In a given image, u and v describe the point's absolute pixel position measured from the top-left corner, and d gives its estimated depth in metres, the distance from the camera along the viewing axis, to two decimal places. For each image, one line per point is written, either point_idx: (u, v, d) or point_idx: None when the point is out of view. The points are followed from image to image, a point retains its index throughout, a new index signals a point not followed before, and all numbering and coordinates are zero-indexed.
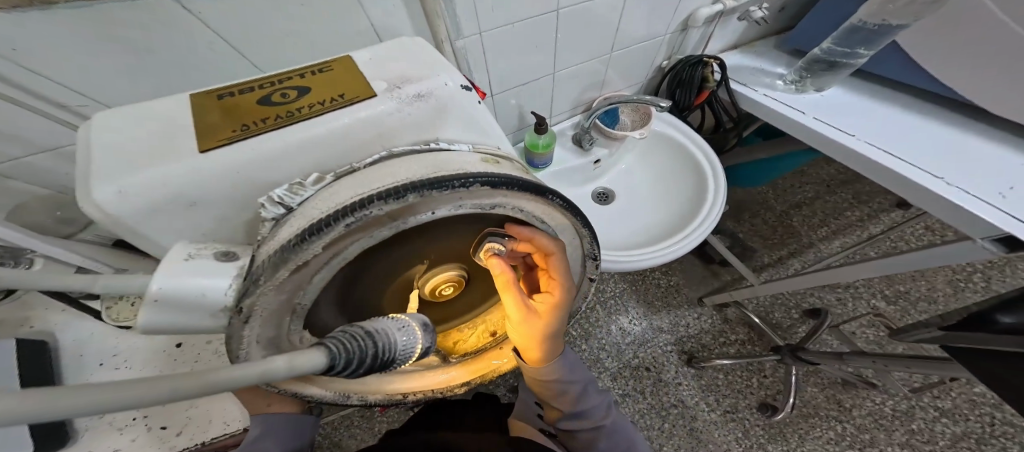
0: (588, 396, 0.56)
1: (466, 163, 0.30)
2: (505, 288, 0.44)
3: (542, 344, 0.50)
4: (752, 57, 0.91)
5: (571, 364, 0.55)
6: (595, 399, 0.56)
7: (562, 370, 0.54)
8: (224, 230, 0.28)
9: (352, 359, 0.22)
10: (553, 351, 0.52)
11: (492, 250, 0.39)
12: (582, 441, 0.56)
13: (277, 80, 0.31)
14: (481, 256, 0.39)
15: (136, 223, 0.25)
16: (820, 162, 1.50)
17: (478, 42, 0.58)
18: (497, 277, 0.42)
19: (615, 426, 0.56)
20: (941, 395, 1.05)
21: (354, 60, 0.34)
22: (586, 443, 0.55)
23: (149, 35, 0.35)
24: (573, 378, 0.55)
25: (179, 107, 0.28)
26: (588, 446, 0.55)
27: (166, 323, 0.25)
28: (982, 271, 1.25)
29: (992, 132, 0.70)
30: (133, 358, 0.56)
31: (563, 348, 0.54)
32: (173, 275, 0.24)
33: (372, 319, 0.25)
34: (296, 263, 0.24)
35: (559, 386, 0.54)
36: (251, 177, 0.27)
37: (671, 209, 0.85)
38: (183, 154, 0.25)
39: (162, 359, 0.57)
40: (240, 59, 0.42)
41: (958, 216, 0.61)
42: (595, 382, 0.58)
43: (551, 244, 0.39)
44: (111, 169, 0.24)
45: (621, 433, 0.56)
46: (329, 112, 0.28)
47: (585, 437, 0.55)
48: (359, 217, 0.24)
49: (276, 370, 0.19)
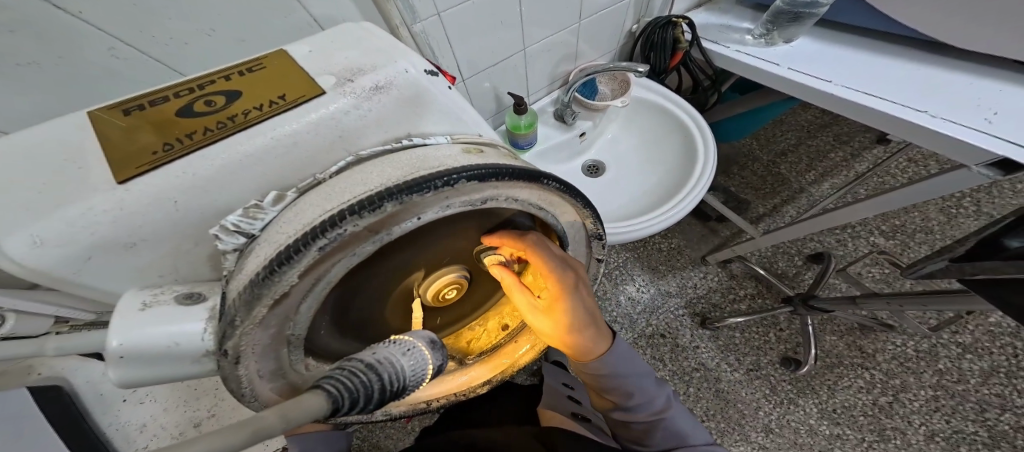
0: (641, 391, 0.52)
1: (447, 157, 0.26)
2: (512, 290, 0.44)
3: (569, 337, 0.48)
4: (717, 15, 0.88)
5: (619, 357, 0.51)
6: (650, 393, 0.53)
7: (608, 365, 0.51)
8: (179, 268, 0.25)
9: (357, 397, 0.19)
10: (585, 342, 0.49)
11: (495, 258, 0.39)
12: (638, 431, 0.54)
13: (197, 86, 0.27)
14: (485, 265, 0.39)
15: (69, 272, 0.21)
16: (797, 109, 1.51)
17: (438, 24, 0.53)
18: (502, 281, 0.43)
19: (674, 419, 0.53)
20: (959, 331, 1.09)
21: (291, 54, 0.30)
22: (642, 433, 0.54)
23: (28, 38, 0.30)
24: (622, 372, 0.52)
25: (88, 129, 0.23)
26: (644, 436, 0.54)
27: (140, 379, 0.21)
28: (970, 196, 1.29)
29: (973, 58, 0.69)
30: (156, 392, 0.51)
31: (603, 338, 0.51)
32: (133, 325, 0.20)
33: (371, 347, 0.22)
34: (273, 298, 0.20)
35: (607, 380, 0.52)
36: (197, 204, 0.23)
37: (669, 171, 0.83)
38: (100, 188, 0.20)
39: (183, 390, 0.52)
40: (152, 61, 0.37)
41: (951, 148, 0.61)
42: (651, 375, 0.54)
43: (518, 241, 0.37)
44: (6, 212, 0.19)
45: (679, 427, 0.53)
46: (272, 117, 0.24)
47: (640, 428, 0.54)
48: (333, 237, 0.20)
49: (269, 428, 0.15)
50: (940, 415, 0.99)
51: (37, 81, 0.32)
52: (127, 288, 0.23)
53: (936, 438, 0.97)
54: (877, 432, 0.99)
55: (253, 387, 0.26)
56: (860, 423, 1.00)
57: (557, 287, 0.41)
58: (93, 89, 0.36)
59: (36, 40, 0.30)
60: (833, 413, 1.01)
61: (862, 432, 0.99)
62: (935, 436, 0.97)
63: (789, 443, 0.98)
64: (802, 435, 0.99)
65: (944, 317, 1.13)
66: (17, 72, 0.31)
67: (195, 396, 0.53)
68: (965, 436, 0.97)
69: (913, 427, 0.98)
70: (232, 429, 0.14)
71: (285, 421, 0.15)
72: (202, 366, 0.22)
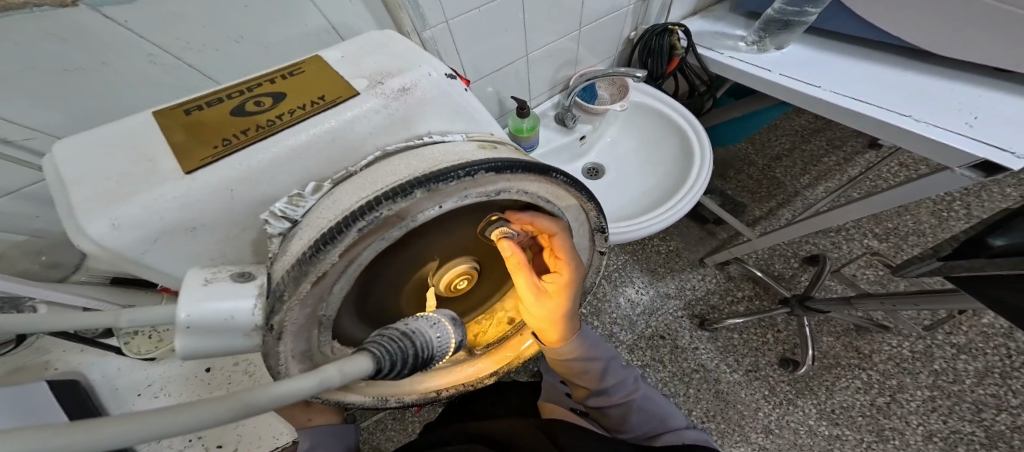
0: (611, 371, 0.58)
1: (465, 153, 0.29)
2: (517, 269, 0.44)
3: (558, 322, 0.53)
4: (712, 22, 0.92)
5: (587, 341, 0.58)
6: (619, 374, 0.58)
7: (581, 348, 0.57)
8: (224, 255, 0.27)
9: (396, 360, 0.22)
10: (569, 328, 0.54)
11: (503, 233, 0.38)
12: (615, 417, 0.57)
13: (246, 88, 0.30)
14: (492, 238, 0.37)
15: (139, 253, 0.23)
16: (791, 114, 1.55)
17: (446, 31, 0.56)
18: (508, 259, 0.42)
19: (646, 400, 0.57)
20: (954, 331, 1.12)
21: (326, 59, 0.33)
22: (619, 419, 0.56)
23: (71, 47, 0.32)
24: (592, 355, 0.57)
25: (155, 130, 0.26)
26: (621, 422, 0.56)
27: (198, 352, 0.23)
28: (960, 200, 1.32)
29: (956, 65, 0.72)
30: (169, 386, 0.53)
31: (577, 326, 0.56)
32: (198, 300, 0.22)
33: (403, 320, 0.25)
34: (316, 275, 0.23)
35: (580, 363, 0.57)
36: (248, 193, 0.25)
37: (665, 173, 0.86)
38: (171, 179, 0.23)
39: (196, 384, 0.54)
40: (186, 68, 0.39)
41: (935, 150, 0.64)
42: (619, 359, 0.60)
43: (553, 224, 0.40)
44: (94, 202, 0.22)
45: (652, 410, 0.56)
46: (313, 115, 0.27)
47: (616, 413, 0.57)
48: (370, 220, 0.23)
49: (331, 379, 0.19)
50: (937, 415, 1.01)
51: (77, 86, 0.35)
52: (178, 271, 0.25)
53: (933, 437, 0.99)
54: (876, 432, 1.01)
55: (286, 368, 0.28)
56: (859, 423, 1.02)
57: (568, 274, 0.47)
58: (130, 95, 0.39)
59: (83, 48, 0.33)
60: (832, 413, 1.03)
61: (861, 432, 1.01)
62: (933, 436, 0.99)
63: (789, 443, 1.00)
64: (801, 436, 1.01)
65: (938, 317, 1.16)
66: (63, 76, 0.34)
67: (207, 390, 0.54)
68: (963, 436, 0.99)
69: (911, 427, 1.00)
70: (304, 377, 0.18)
71: (340, 374, 0.19)
72: (249, 341, 0.24)
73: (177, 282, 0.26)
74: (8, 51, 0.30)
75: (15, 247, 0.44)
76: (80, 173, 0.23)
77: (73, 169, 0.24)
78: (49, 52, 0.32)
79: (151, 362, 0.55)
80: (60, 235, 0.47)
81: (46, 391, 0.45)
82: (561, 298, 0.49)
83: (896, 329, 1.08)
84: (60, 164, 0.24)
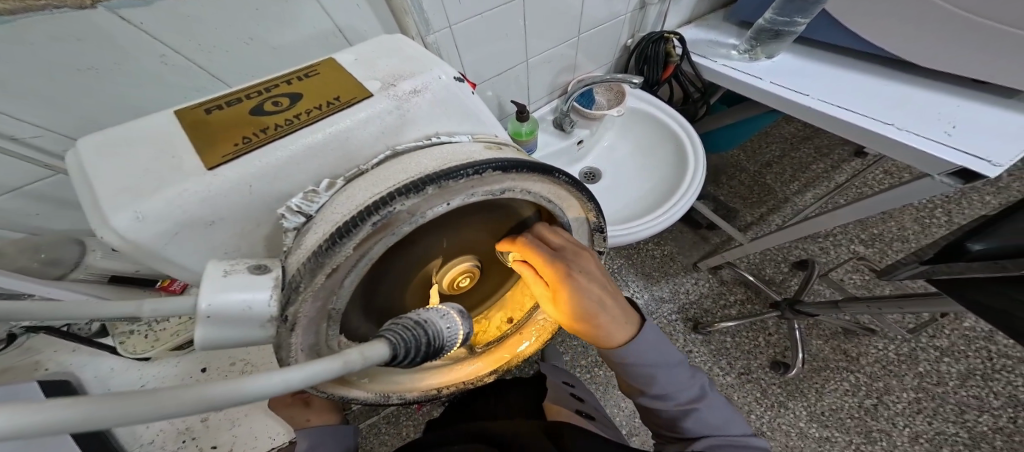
0: (670, 378, 0.48)
1: (472, 152, 0.30)
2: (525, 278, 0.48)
3: (582, 327, 0.47)
4: (706, 31, 0.95)
5: (644, 346, 0.47)
6: (679, 381, 0.48)
7: (631, 355, 0.47)
8: (238, 249, 0.27)
9: (410, 347, 0.23)
10: (604, 332, 0.47)
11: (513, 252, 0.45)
12: (665, 419, 0.49)
13: (263, 89, 0.31)
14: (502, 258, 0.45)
15: (160, 246, 0.24)
16: (780, 122, 1.59)
17: (449, 36, 0.57)
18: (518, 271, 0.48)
19: (709, 410, 0.48)
20: (938, 335, 1.15)
21: (341, 62, 0.33)
22: (670, 422, 0.49)
23: (77, 46, 0.33)
24: (649, 361, 0.48)
25: (174, 128, 0.27)
26: (673, 425, 0.49)
27: (214, 343, 0.23)
28: (942, 207, 1.37)
29: (935, 77, 0.76)
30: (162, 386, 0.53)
31: (621, 329, 0.47)
32: (218, 291, 0.22)
33: (415, 310, 0.27)
34: (330, 268, 0.24)
35: (631, 370, 0.48)
36: (265, 190, 0.26)
37: (662, 178, 0.87)
38: (192, 174, 0.24)
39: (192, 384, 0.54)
40: (197, 69, 0.40)
41: (917, 159, 0.67)
42: (682, 364, 0.50)
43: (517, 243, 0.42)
44: (118, 196, 0.23)
45: (716, 419, 0.47)
46: (329, 115, 0.28)
47: (668, 416, 0.49)
48: (384, 215, 0.24)
49: (353, 364, 0.20)
50: (923, 417, 1.04)
51: (84, 86, 0.35)
52: (193, 263, 0.26)
53: (919, 439, 1.01)
54: (864, 434, 1.03)
55: (295, 361, 0.28)
56: (848, 425, 1.04)
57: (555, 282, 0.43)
58: (137, 96, 0.39)
59: (93, 47, 0.33)
60: (822, 415, 1.05)
61: (850, 434, 1.03)
62: (919, 437, 1.02)
63: (781, 445, 1.02)
64: (793, 438, 1.03)
65: (923, 321, 1.19)
66: (72, 76, 0.34)
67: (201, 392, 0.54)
68: (947, 437, 1.01)
69: (898, 428, 1.03)
70: (331, 358, 0.19)
71: (362, 357, 0.20)
72: (264, 333, 0.25)
73: (192, 277, 0.27)
74: (19, 49, 0.31)
75: (13, 244, 0.44)
76: (101, 168, 0.24)
77: (97, 162, 0.24)
78: (60, 51, 0.32)
79: (146, 361, 0.54)
80: (60, 232, 0.47)
81: (39, 391, 0.44)
82: (563, 303, 0.45)
83: (882, 332, 1.11)
84: (82, 159, 0.25)
